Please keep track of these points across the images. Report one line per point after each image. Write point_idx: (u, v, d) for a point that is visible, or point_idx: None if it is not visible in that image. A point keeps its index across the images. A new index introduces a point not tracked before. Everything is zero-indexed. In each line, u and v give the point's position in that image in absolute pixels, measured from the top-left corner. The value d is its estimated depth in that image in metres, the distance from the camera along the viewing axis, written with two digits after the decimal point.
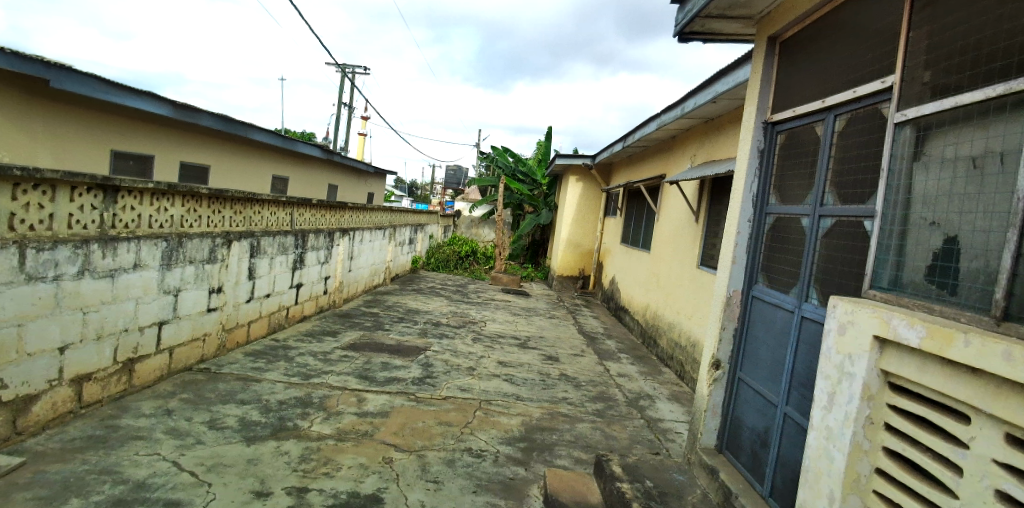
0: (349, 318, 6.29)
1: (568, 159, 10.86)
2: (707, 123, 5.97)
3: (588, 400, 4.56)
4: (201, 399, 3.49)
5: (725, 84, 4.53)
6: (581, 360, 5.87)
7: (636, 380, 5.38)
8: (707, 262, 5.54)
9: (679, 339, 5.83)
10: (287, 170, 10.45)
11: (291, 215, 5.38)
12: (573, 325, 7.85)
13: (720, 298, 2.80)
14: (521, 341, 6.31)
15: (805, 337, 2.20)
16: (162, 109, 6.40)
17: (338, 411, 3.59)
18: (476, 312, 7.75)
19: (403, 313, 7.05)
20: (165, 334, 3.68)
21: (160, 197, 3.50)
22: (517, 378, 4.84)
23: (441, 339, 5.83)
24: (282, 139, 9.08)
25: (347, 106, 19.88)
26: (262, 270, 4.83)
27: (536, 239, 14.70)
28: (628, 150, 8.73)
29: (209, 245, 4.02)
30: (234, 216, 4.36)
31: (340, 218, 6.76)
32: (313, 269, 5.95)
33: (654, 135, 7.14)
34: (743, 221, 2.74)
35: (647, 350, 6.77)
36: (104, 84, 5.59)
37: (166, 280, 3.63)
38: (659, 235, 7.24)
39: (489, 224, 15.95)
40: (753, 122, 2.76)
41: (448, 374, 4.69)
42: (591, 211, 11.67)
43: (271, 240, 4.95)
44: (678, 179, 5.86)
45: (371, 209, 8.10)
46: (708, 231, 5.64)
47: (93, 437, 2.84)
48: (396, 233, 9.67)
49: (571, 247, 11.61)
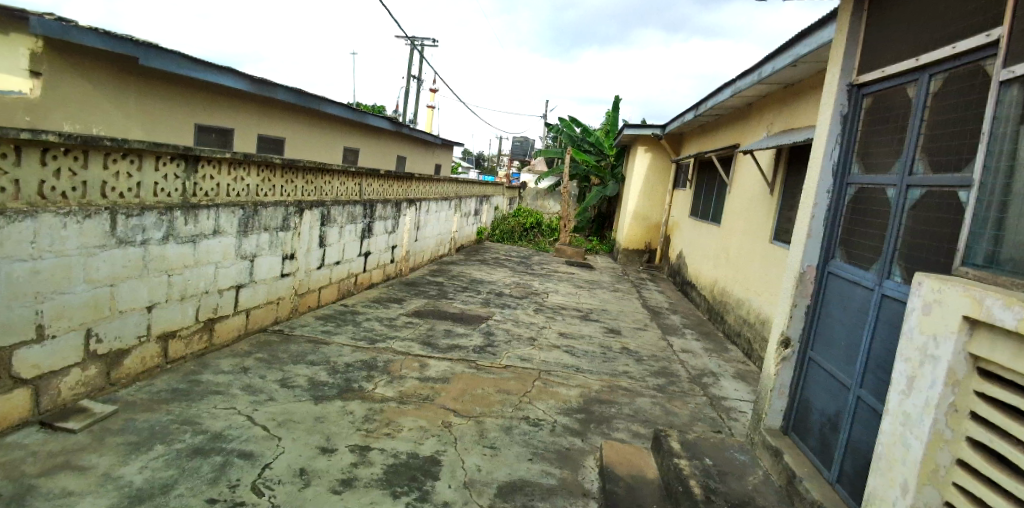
0: (414, 286, 6.47)
1: (637, 128, 10.49)
2: (786, 87, 5.56)
3: (650, 375, 4.47)
4: (274, 359, 3.71)
5: (806, 45, 4.18)
6: (644, 334, 5.76)
7: (702, 357, 5.23)
8: (782, 236, 5.23)
9: (749, 316, 5.58)
10: (358, 141, 10.75)
11: (360, 185, 5.54)
12: (637, 299, 7.70)
13: (793, 273, 2.62)
14: (584, 313, 6.26)
15: (885, 316, 2.03)
16: (240, 84, 6.71)
17: (400, 375, 3.70)
18: (539, 283, 7.75)
19: (467, 282, 7.16)
20: (242, 296, 3.91)
21: (237, 166, 3.68)
22: (577, 350, 4.81)
23: (503, 309, 5.88)
24: (353, 112, 9.32)
25: (416, 77, 20.16)
26: (332, 238, 5.02)
27: (602, 211, 14.46)
28: (701, 118, 8.33)
29: (283, 214, 4.21)
30: (305, 186, 4.53)
31: (407, 189, 6.90)
32: (381, 238, 6.13)
33: (729, 102, 6.75)
34: (821, 192, 2.54)
35: (714, 326, 6.54)
36: (187, 60, 5.89)
37: (243, 246, 3.83)
38: (730, 207, 6.90)
39: (554, 196, 15.82)
40: (836, 85, 2.51)
41: (508, 343, 4.73)
42: (660, 182, 11.29)
43: (341, 210, 5.12)
44: (753, 148, 5.53)
45: (437, 180, 8.21)
46: (784, 203, 5.31)
47: (177, 390, 3.09)
48: (462, 204, 9.77)
49: (639, 219, 11.34)
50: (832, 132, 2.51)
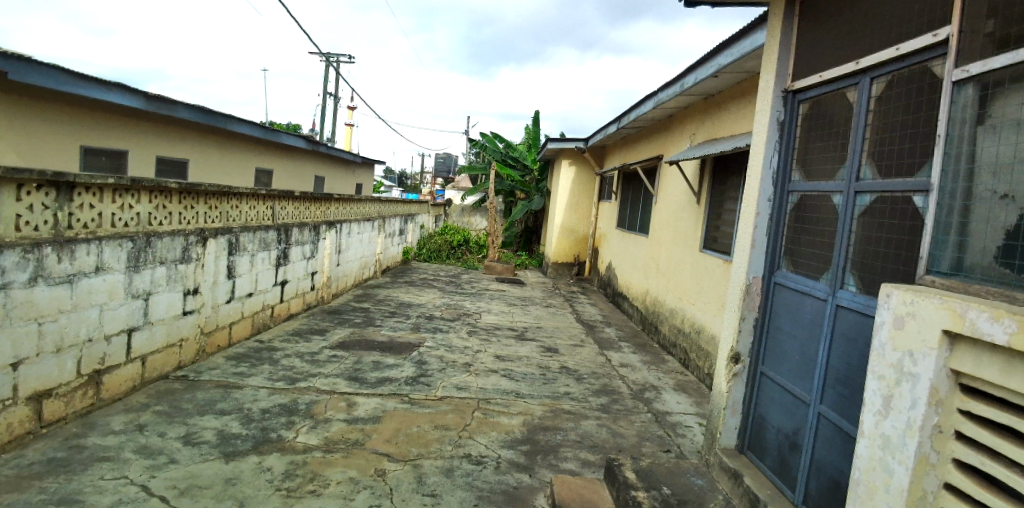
0: (338, 314, 6.03)
1: (561, 143, 10.54)
2: (707, 99, 5.70)
3: (592, 394, 4.33)
4: (177, 411, 3.22)
5: (728, 56, 4.27)
6: (581, 351, 5.65)
7: (640, 371, 5.18)
8: (711, 245, 5.32)
9: (682, 326, 5.62)
10: (271, 162, 10.09)
11: (273, 208, 5.09)
12: (571, 314, 7.62)
13: (738, 287, 2.56)
14: (519, 333, 6.07)
15: (841, 328, 1.99)
16: (133, 101, 6.04)
17: (326, 418, 3.34)
18: (470, 303, 7.50)
19: (394, 307, 6.79)
20: (135, 342, 3.39)
21: (124, 193, 3.21)
22: (516, 373, 4.61)
23: (435, 334, 5.58)
24: (265, 131, 8.72)
25: (331, 93, 19.41)
26: (242, 268, 4.54)
27: (529, 226, 14.46)
28: (623, 131, 8.49)
29: (182, 243, 3.72)
30: (209, 211, 4.06)
31: (326, 210, 6.47)
32: (298, 264, 5.66)
33: (650, 115, 6.89)
34: (763, 201, 2.50)
35: (648, 338, 6.55)
36: (69, 75, 5.21)
37: (134, 283, 3.33)
38: (656, 218, 7.01)
39: (480, 212, 15.67)
40: (772, 92, 2.51)
41: (443, 371, 4.45)
42: (586, 196, 11.42)
43: (252, 236, 4.66)
44: (678, 159, 5.62)
45: (358, 201, 7.81)
46: (711, 213, 5.42)
47: (54, 460, 2.58)
48: (386, 224, 9.36)
49: (566, 233, 11.38)
50: (771, 140, 2.50)
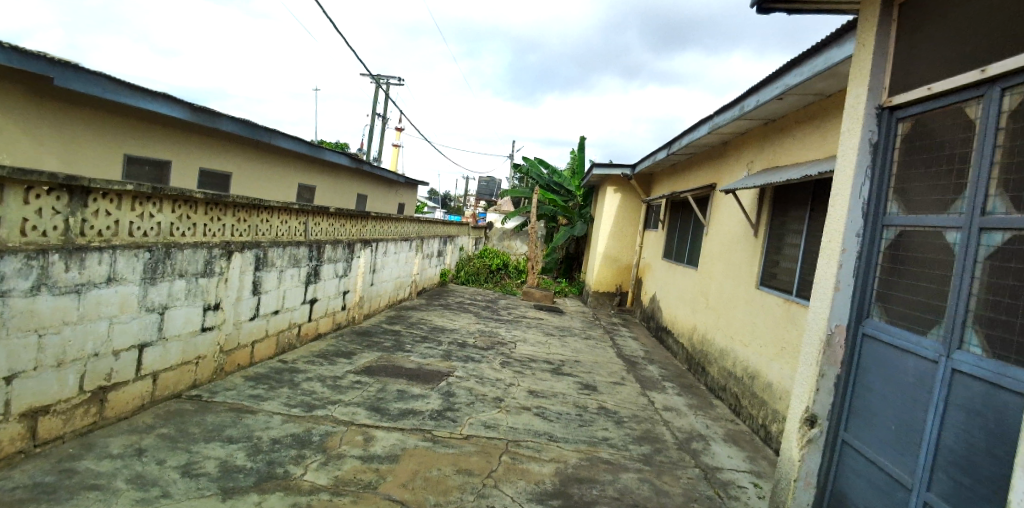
0: (367, 336, 5.81)
1: (606, 168, 10.21)
2: (768, 123, 5.28)
3: (632, 441, 3.91)
4: (182, 436, 3.01)
5: (797, 76, 3.89)
6: (621, 390, 5.22)
7: (686, 416, 4.71)
8: (769, 282, 4.85)
9: (734, 369, 5.13)
10: (315, 179, 10.15)
11: (306, 224, 4.92)
12: (611, 347, 7.19)
13: (818, 336, 2.18)
14: (555, 367, 5.70)
15: (957, 399, 1.59)
16: (178, 111, 6.08)
17: (339, 454, 3.05)
18: (505, 331, 7.16)
19: (427, 331, 6.53)
20: (147, 358, 3.21)
21: (144, 201, 3.07)
22: (550, 413, 4.23)
23: (465, 363, 5.27)
24: (310, 147, 8.75)
25: (380, 114, 19.70)
26: (269, 284, 4.37)
27: (570, 252, 14.11)
28: (673, 157, 8.10)
29: (205, 256, 3.56)
30: (236, 224, 3.90)
31: (362, 228, 6.32)
32: (330, 282, 5.49)
33: (704, 140, 6.50)
34: (850, 236, 2.11)
35: (694, 379, 6.05)
36: (115, 84, 5.27)
37: (149, 296, 3.16)
38: (707, 249, 6.55)
39: (521, 237, 15.42)
40: (864, 108, 2.12)
41: (471, 406, 4.12)
42: (631, 224, 11.00)
43: (281, 252, 4.49)
44: (734, 187, 5.20)
45: (397, 220, 7.67)
46: (770, 247, 4.96)
47: (40, 485, 2.37)
48: (424, 245, 9.18)
49: (609, 261, 10.98)
50: (862, 162, 2.11)
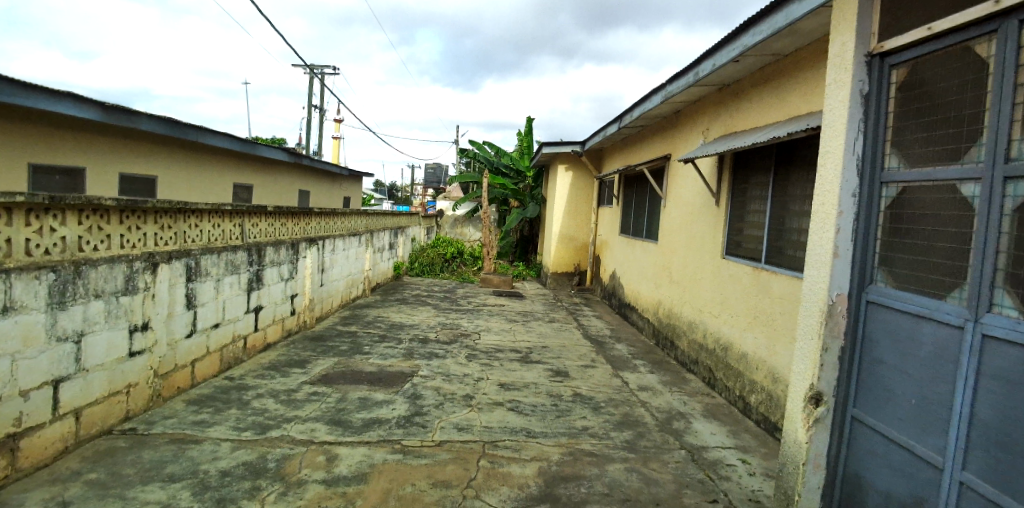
0: (322, 341, 5.43)
1: (556, 147, 10.01)
2: (722, 90, 5.20)
3: (613, 428, 3.75)
4: (115, 479, 2.62)
5: (756, 36, 3.75)
6: (593, 373, 5.08)
7: (662, 394, 4.61)
8: (734, 251, 4.79)
9: (705, 342, 5.07)
10: (251, 177, 9.49)
11: (241, 226, 4.48)
12: (577, 329, 7.05)
13: (818, 309, 2.17)
14: (523, 355, 5.49)
15: (991, 369, 1.61)
16: (88, 113, 5.44)
17: (299, 480, 2.74)
18: (467, 322, 6.90)
19: (385, 329, 6.18)
20: (65, 395, 2.78)
21: (43, 214, 2.63)
22: (525, 406, 4.02)
23: (430, 360, 4.99)
24: (242, 143, 8.12)
25: (316, 105, 18.77)
26: (205, 295, 3.94)
27: (525, 235, 13.94)
28: (624, 131, 7.97)
29: (125, 272, 3.12)
30: (160, 232, 3.46)
31: (305, 226, 5.87)
32: (274, 287, 5.06)
33: (657, 111, 6.38)
34: (846, 196, 2.08)
35: (664, 354, 5.99)
36: (10, 84, 4.59)
37: (59, 324, 2.73)
38: (667, 222, 6.48)
39: (474, 223, 15.09)
40: (853, 57, 2.07)
41: (441, 407, 3.86)
42: (584, 202, 10.89)
43: (216, 259, 4.05)
44: (693, 155, 5.09)
45: (343, 213, 7.22)
46: (733, 215, 4.89)
47: None
48: (374, 238, 8.74)
49: (565, 241, 10.86)
50: (855, 117, 2.08)
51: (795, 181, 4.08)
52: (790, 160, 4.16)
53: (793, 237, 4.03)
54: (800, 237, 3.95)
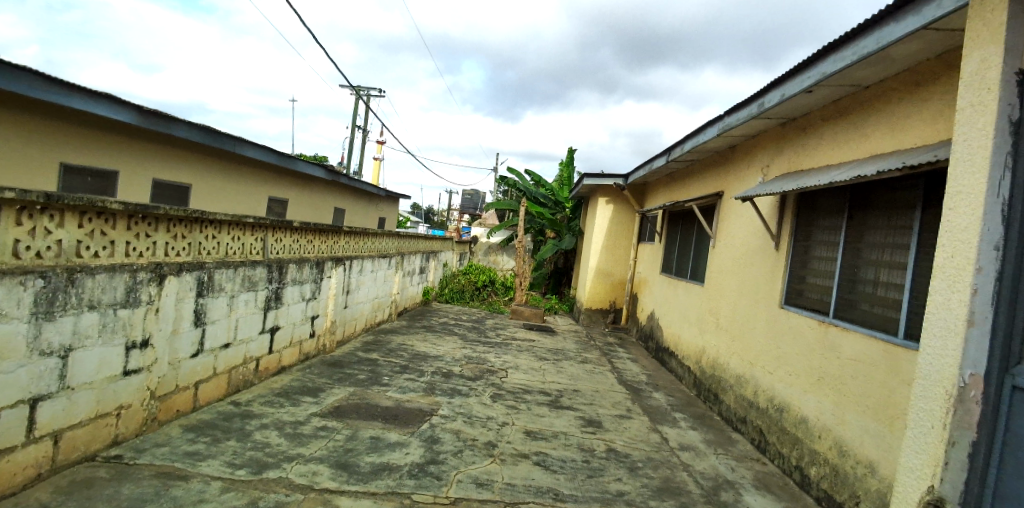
0: (339, 367, 5.11)
1: (598, 178, 9.66)
2: (786, 124, 4.81)
3: (651, 496, 3.26)
4: None
5: (836, 62, 3.40)
6: (629, 425, 4.59)
7: (707, 457, 4.09)
8: (796, 300, 4.31)
9: (756, 399, 4.55)
10: (287, 191, 9.42)
11: (264, 240, 4.22)
12: (611, 372, 6.56)
13: (942, 393, 1.77)
14: (552, 399, 5.05)
15: None
16: (124, 116, 5.37)
17: None
18: (494, 357, 6.48)
19: (408, 358, 5.84)
20: (43, 415, 2.50)
21: (37, 213, 2.40)
22: (553, 461, 3.58)
23: (451, 398, 4.60)
24: (280, 157, 8.04)
25: (361, 128, 19.04)
26: (216, 312, 3.66)
27: (559, 267, 13.53)
28: (671, 165, 7.59)
29: (126, 282, 2.86)
30: (172, 241, 3.21)
31: (333, 244, 5.62)
32: (294, 307, 4.79)
33: (710, 144, 6.00)
34: (986, 248, 1.70)
35: (707, 408, 5.44)
36: (45, 81, 4.53)
37: (44, 336, 2.47)
38: (716, 264, 6.01)
39: (508, 251, 14.79)
40: (1002, 76, 1.72)
41: (459, 455, 3.46)
42: (623, 237, 10.45)
43: (231, 274, 3.78)
44: (750, 194, 4.64)
45: (374, 234, 6.98)
46: (796, 260, 4.43)
47: None
48: (404, 262, 8.50)
49: (602, 276, 10.41)
50: (1003, 149, 1.70)
51: (871, 226, 3.64)
52: (867, 204, 3.72)
53: (869, 289, 3.57)
54: (877, 290, 3.50)
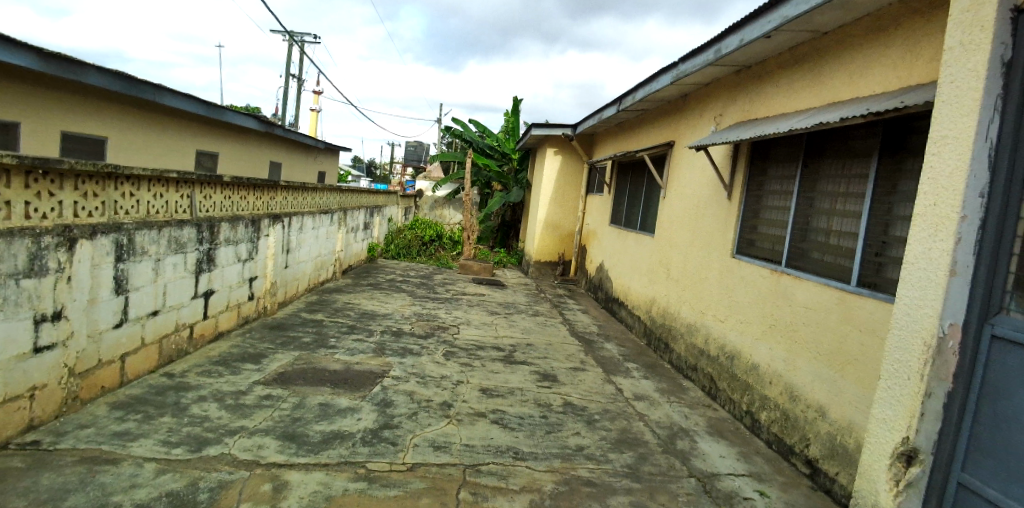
0: (283, 331, 4.85)
1: (546, 128, 9.45)
2: (740, 72, 4.76)
3: (611, 448, 3.28)
4: None
5: (800, 5, 3.32)
6: (584, 377, 4.62)
7: (661, 406, 4.17)
8: (748, 250, 4.38)
9: (707, 347, 4.66)
10: (216, 144, 8.72)
11: (192, 197, 3.84)
12: (563, 324, 6.58)
13: (920, 345, 1.80)
14: (507, 354, 5.01)
15: None
16: (26, 60, 4.69)
17: None
18: (445, 313, 6.36)
19: (355, 318, 5.62)
20: None
21: None
22: (510, 418, 3.54)
23: (403, 358, 4.46)
24: (208, 107, 7.37)
25: (293, 75, 17.85)
26: (140, 278, 3.32)
27: (506, 220, 13.40)
28: (621, 115, 7.48)
29: (29, 249, 2.50)
30: (81, 200, 2.83)
31: (269, 201, 5.23)
32: (229, 269, 4.45)
33: (663, 93, 5.90)
34: (972, 197, 1.70)
35: (657, 357, 5.56)
36: None
37: None
38: (666, 215, 6.04)
39: (454, 205, 14.49)
40: (998, 14, 1.66)
41: (414, 418, 3.35)
42: (572, 188, 10.38)
43: (155, 236, 3.42)
44: (704, 143, 4.60)
45: (314, 189, 6.58)
46: (748, 210, 4.47)
47: None
48: (347, 218, 8.12)
49: (551, 229, 10.37)
50: (995, 92, 1.67)
51: (825, 176, 3.69)
52: (821, 153, 3.75)
53: (820, 238, 3.65)
54: (828, 239, 3.57)
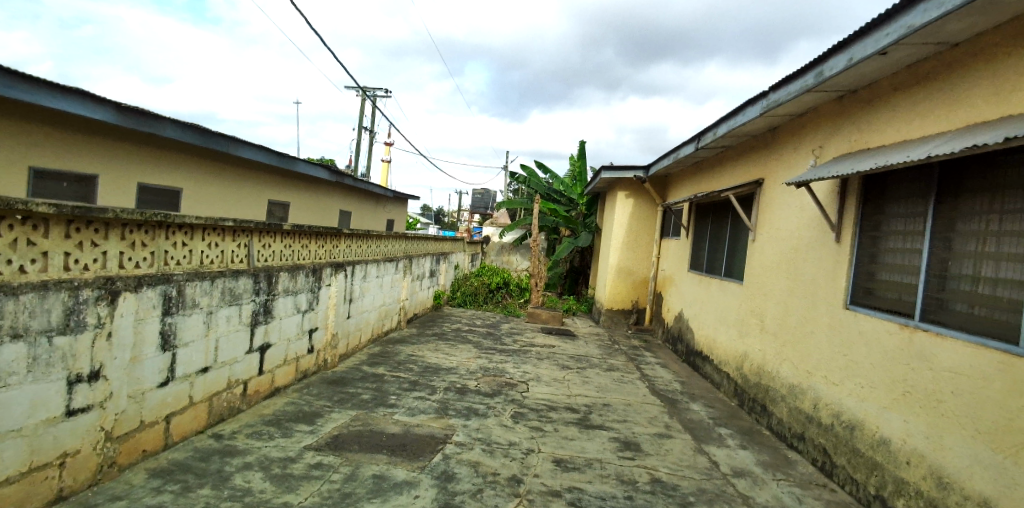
0: (342, 386, 4.58)
1: (616, 171, 9.05)
2: (842, 98, 4.21)
3: None
4: None
5: (928, 12, 2.81)
6: (671, 447, 4.01)
7: (768, 485, 3.49)
8: (865, 299, 3.70)
9: (818, 414, 3.94)
10: (287, 194, 8.91)
11: (250, 246, 3.68)
12: (641, 381, 5.97)
13: None
14: (581, 416, 4.48)
15: None
16: (101, 114, 4.86)
17: None
18: (512, 367, 5.91)
19: (418, 372, 5.28)
20: None
21: None
22: (590, 500, 3.00)
23: (467, 420, 4.04)
24: (278, 158, 7.52)
25: (365, 129, 18.59)
26: (190, 332, 3.12)
27: (574, 265, 12.93)
28: (699, 153, 6.98)
29: (65, 303, 2.33)
30: (128, 250, 2.67)
31: (332, 249, 5.08)
32: (288, 321, 4.25)
33: (748, 127, 5.38)
34: None
35: (752, 421, 4.85)
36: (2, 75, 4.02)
37: None
38: (757, 259, 5.40)
39: (521, 251, 14.22)
40: None
41: (479, 497, 2.89)
42: (645, 232, 9.84)
43: (207, 287, 3.24)
44: (801, 181, 4.03)
45: (380, 237, 6.45)
46: (862, 253, 3.82)
47: None
48: (413, 265, 7.96)
49: (623, 275, 9.81)
50: None
51: (966, 211, 3.04)
52: (957, 183, 3.12)
53: (966, 287, 2.98)
54: (978, 288, 2.90)
